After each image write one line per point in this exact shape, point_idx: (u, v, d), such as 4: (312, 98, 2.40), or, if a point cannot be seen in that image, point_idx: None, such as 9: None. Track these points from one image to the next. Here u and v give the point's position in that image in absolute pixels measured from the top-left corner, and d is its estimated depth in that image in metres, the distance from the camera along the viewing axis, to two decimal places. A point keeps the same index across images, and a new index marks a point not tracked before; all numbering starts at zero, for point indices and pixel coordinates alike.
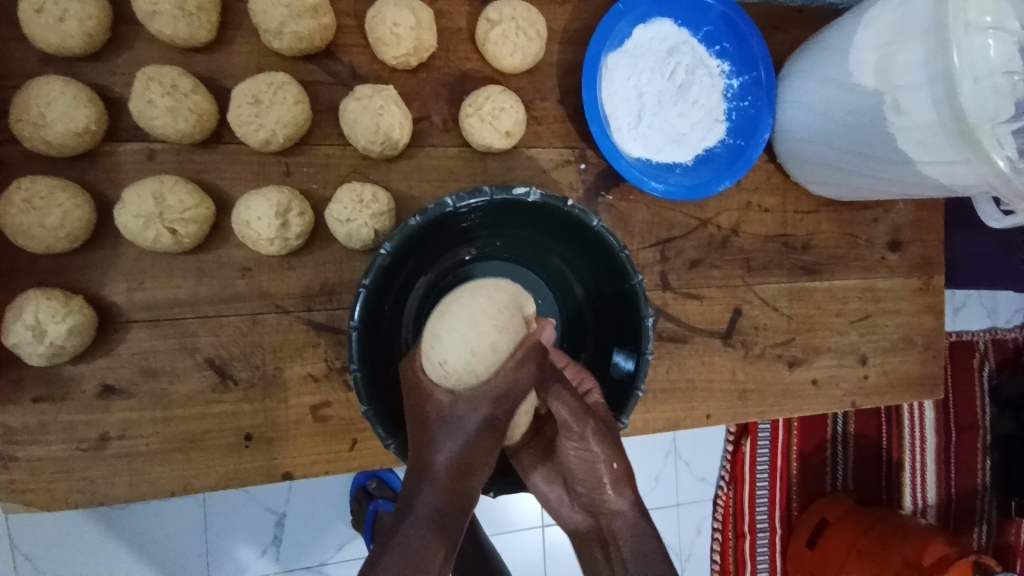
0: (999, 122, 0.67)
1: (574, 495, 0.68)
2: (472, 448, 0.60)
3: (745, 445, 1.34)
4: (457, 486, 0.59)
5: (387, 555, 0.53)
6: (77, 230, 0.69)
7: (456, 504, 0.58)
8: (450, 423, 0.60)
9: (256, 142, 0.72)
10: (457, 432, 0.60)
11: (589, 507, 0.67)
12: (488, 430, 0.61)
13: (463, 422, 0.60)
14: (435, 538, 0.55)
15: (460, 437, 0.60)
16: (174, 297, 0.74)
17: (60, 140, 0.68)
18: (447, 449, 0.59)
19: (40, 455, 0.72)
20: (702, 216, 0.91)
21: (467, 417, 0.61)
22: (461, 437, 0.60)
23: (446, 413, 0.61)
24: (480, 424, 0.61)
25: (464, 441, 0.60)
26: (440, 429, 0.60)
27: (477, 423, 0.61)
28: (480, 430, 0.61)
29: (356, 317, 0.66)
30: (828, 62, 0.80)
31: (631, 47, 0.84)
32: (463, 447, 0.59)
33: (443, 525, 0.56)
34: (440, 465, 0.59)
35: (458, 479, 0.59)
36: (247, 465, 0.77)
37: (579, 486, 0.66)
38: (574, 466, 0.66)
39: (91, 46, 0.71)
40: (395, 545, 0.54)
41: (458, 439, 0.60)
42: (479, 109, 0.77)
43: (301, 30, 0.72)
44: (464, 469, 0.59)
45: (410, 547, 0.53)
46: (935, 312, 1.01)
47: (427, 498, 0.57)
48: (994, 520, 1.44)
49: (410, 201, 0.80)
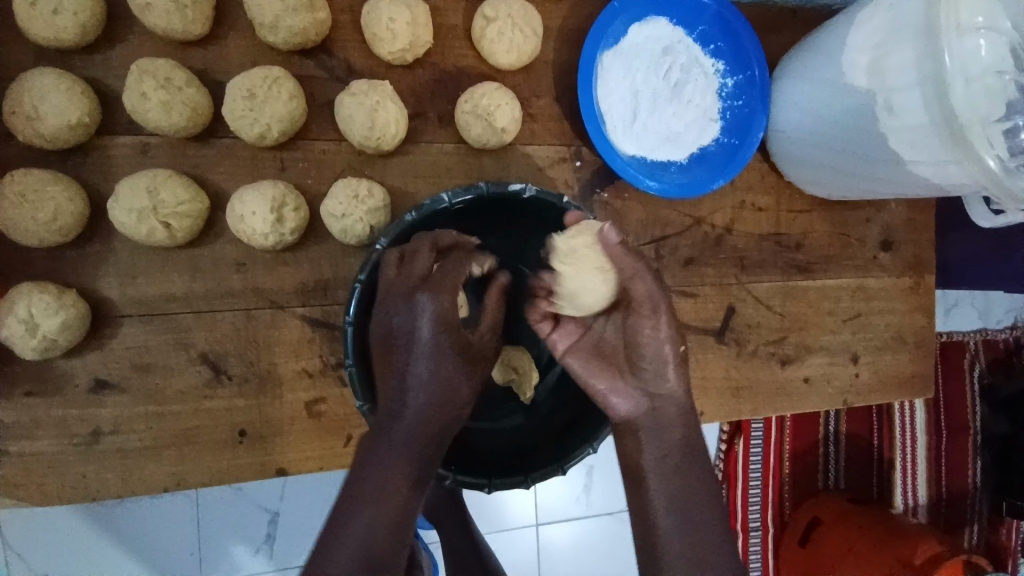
0: (991, 121, 0.67)
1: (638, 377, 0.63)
2: (437, 361, 0.58)
3: (738, 444, 1.33)
4: (435, 397, 0.58)
5: (354, 529, 0.55)
6: (71, 224, 0.69)
7: (426, 437, 0.58)
8: (426, 318, 0.58)
9: (251, 138, 0.72)
10: (421, 328, 0.58)
11: (650, 387, 0.63)
12: (447, 325, 0.59)
13: (424, 348, 0.58)
14: (398, 517, 0.57)
15: (423, 341, 0.58)
16: (168, 293, 0.74)
17: (53, 133, 0.68)
18: (429, 383, 0.58)
19: (32, 451, 0.72)
20: (697, 215, 0.91)
21: (438, 316, 0.58)
22: (443, 369, 0.58)
23: (402, 322, 0.59)
24: (450, 305, 0.59)
25: (424, 319, 0.58)
26: (407, 331, 0.59)
27: (449, 318, 0.59)
28: (439, 326, 0.58)
29: (351, 312, 0.66)
30: (822, 63, 0.80)
31: (625, 45, 0.85)
32: (443, 380, 0.59)
33: (417, 461, 0.58)
34: (407, 429, 0.58)
35: (433, 414, 0.59)
36: (240, 462, 0.77)
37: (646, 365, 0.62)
38: (646, 349, 0.61)
39: (86, 40, 0.70)
40: (368, 491, 0.56)
41: (433, 364, 0.58)
42: (474, 105, 0.77)
43: (296, 25, 0.72)
44: (440, 366, 0.58)
45: (380, 484, 0.57)
46: (925, 311, 1.02)
47: (396, 456, 0.57)
48: (985, 519, 1.45)
49: (406, 198, 0.80)
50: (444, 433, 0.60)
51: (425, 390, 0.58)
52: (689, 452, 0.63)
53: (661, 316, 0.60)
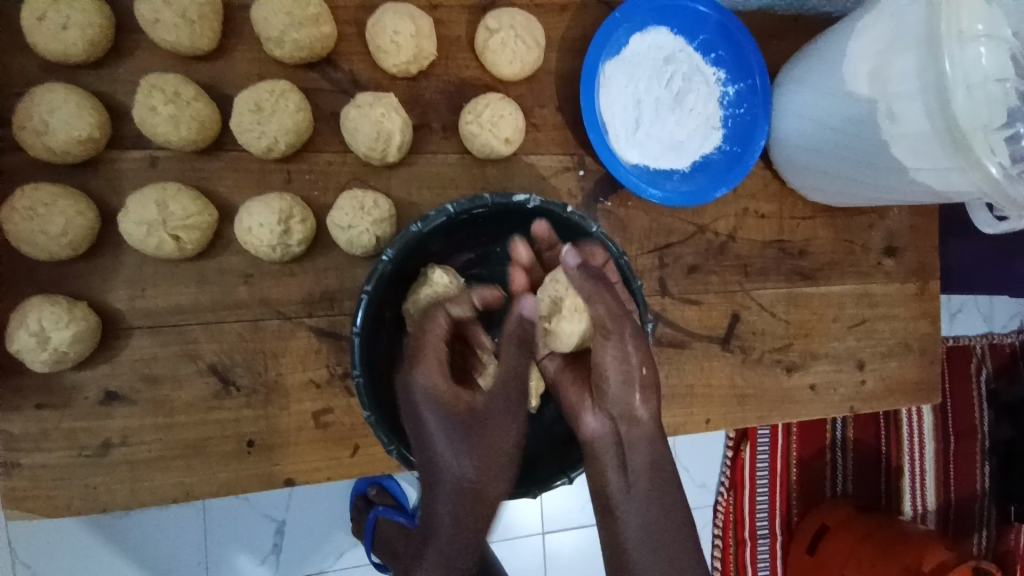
0: (992, 129, 0.68)
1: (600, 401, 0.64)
2: (456, 433, 0.62)
3: (744, 451, 1.34)
4: (463, 467, 0.62)
5: None
6: (80, 237, 0.70)
7: (468, 508, 0.64)
8: (428, 399, 0.62)
9: (258, 150, 0.73)
10: (428, 409, 0.62)
11: (614, 410, 0.63)
12: (450, 404, 0.63)
13: (431, 424, 0.62)
14: None
15: (433, 420, 0.62)
16: (176, 304, 0.75)
17: (64, 148, 0.69)
18: (450, 455, 0.62)
19: (41, 462, 0.72)
20: (700, 222, 0.92)
21: (432, 391, 0.62)
22: (454, 438, 0.62)
23: (411, 407, 0.63)
24: (441, 377, 0.63)
25: (426, 396, 0.62)
26: (418, 413, 0.63)
27: (443, 388, 0.63)
28: (444, 406, 0.62)
29: (358, 323, 0.68)
30: (824, 71, 0.81)
31: (628, 55, 0.85)
32: (464, 447, 0.62)
33: (465, 538, 0.64)
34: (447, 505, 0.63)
35: (469, 488, 0.63)
36: (247, 472, 0.77)
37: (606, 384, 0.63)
38: (611, 376, 0.63)
39: (95, 55, 0.71)
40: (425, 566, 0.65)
41: (446, 436, 0.62)
42: (478, 116, 0.78)
43: (302, 39, 0.72)
44: (460, 439, 0.62)
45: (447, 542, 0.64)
46: (930, 317, 1.02)
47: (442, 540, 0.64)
48: (993, 525, 1.44)
49: (411, 208, 0.81)
50: (488, 491, 0.64)
51: (449, 460, 0.62)
52: (659, 473, 0.62)
53: (619, 339, 0.62)
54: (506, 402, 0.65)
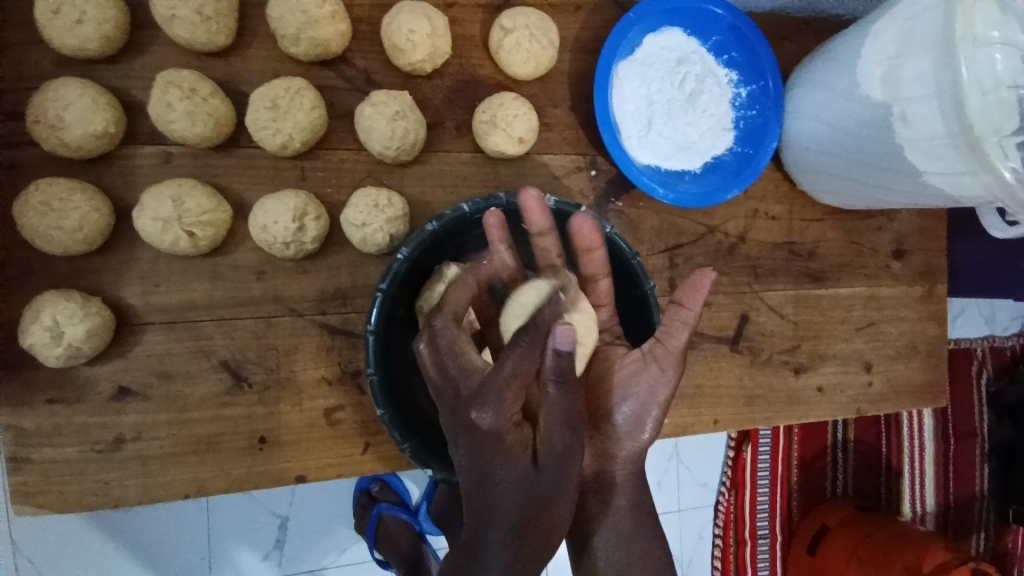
0: (1004, 134, 0.68)
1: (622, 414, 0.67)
2: (521, 472, 0.51)
3: (746, 451, 1.34)
4: (528, 508, 0.50)
5: None
6: (95, 232, 0.70)
7: (528, 556, 0.50)
8: (495, 431, 0.50)
9: (272, 147, 0.73)
10: (491, 439, 0.50)
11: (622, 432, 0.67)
12: (516, 442, 0.51)
13: (497, 471, 0.50)
14: None
15: (497, 453, 0.50)
16: (190, 300, 0.75)
17: (79, 143, 0.69)
18: (513, 503, 0.50)
19: (53, 457, 0.72)
20: (710, 223, 0.92)
21: (499, 429, 0.50)
22: (520, 491, 0.50)
23: (466, 429, 0.51)
24: (511, 412, 0.50)
25: (491, 421, 0.50)
26: (474, 439, 0.50)
27: (511, 426, 0.50)
28: (512, 441, 0.51)
29: (373, 321, 0.68)
30: (836, 73, 0.81)
31: (641, 55, 0.85)
32: (526, 508, 0.50)
33: None
34: (503, 550, 0.50)
35: (530, 533, 0.50)
36: (259, 468, 0.77)
37: (627, 402, 0.67)
38: (634, 394, 0.67)
39: (110, 50, 0.71)
40: None
41: (513, 494, 0.50)
42: (492, 116, 0.78)
43: (318, 36, 0.72)
44: (526, 480, 0.51)
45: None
46: (937, 320, 1.02)
47: None
48: (992, 526, 1.45)
49: (424, 207, 0.81)
50: (551, 536, 0.52)
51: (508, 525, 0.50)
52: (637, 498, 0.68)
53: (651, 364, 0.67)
54: (570, 457, 0.52)
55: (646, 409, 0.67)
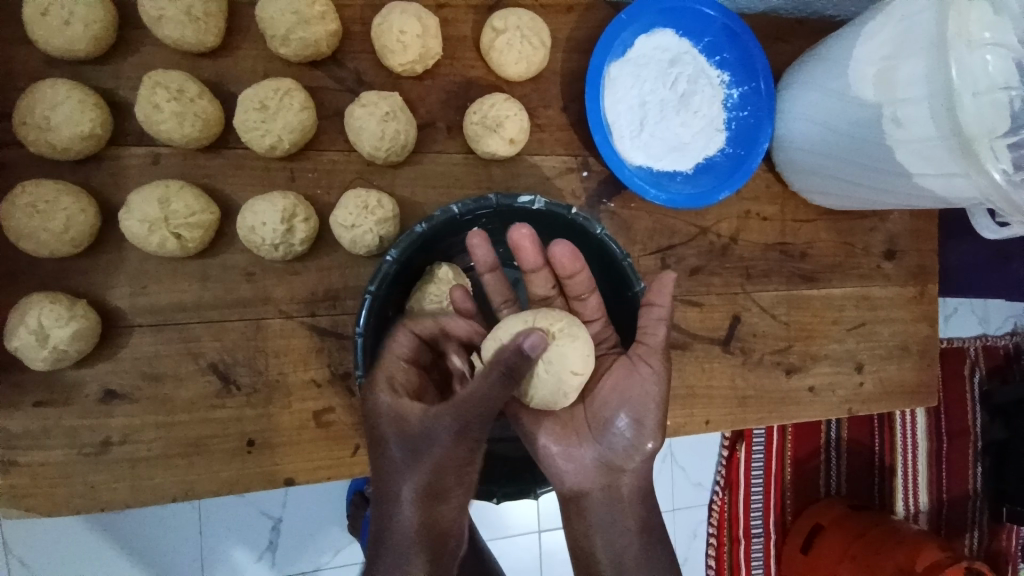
0: (996, 135, 0.68)
1: (618, 423, 0.66)
2: (405, 435, 0.58)
3: (740, 451, 1.34)
4: (421, 472, 0.56)
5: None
6: (82, 234, 0.69)
7: (425, 516, 0.56)
8: (384, 402, 0.60)
9: (262, 148, 0.72)
10: (381, 413, 0.60)
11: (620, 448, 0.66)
12: (403, 411, 0.59)
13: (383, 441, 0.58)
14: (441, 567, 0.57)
15: (383, 420, 0.59)
16: (178, 302, 0.74)
17: (66, 144, 0.68)
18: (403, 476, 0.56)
19: (40, 460, 0.72)
20: (703, 224, 0.92)
21: (391, 402, 0.60)
22: (404, 461, 0.57)
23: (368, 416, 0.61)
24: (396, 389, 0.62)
25: (384, 398, 0.60)
26: (370, 415, 0.61)
27: (402, 401, 0.60)
28: (395, 410, 0.60)
29: (362, 324, 0.68)
30: (829, 73, 0.81)
31: (632, 56, 0.85)
32: (421, 477, 0.56)
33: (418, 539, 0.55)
34: (403, 503, 0.56)
35: (424, 495, 0.56)
36: (248, 471, 0.77)
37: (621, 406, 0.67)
38: (631, 395, 0.67)
39: (97, 51, 0.70)
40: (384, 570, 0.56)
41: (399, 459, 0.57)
42: (483, 116, 0.77)
43: (308, 36, 0.72)
44: (409, 444, 0.57)
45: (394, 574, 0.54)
46: (929, 320, 1.02)
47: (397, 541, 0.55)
48: (985, 525, 1.46)
49: (415, 208, 0.81)
50: (443, 499, 0.57)
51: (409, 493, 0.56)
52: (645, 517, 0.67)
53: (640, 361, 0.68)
54: (467, 432, 0.56)
55: (642, 409, 0.66)
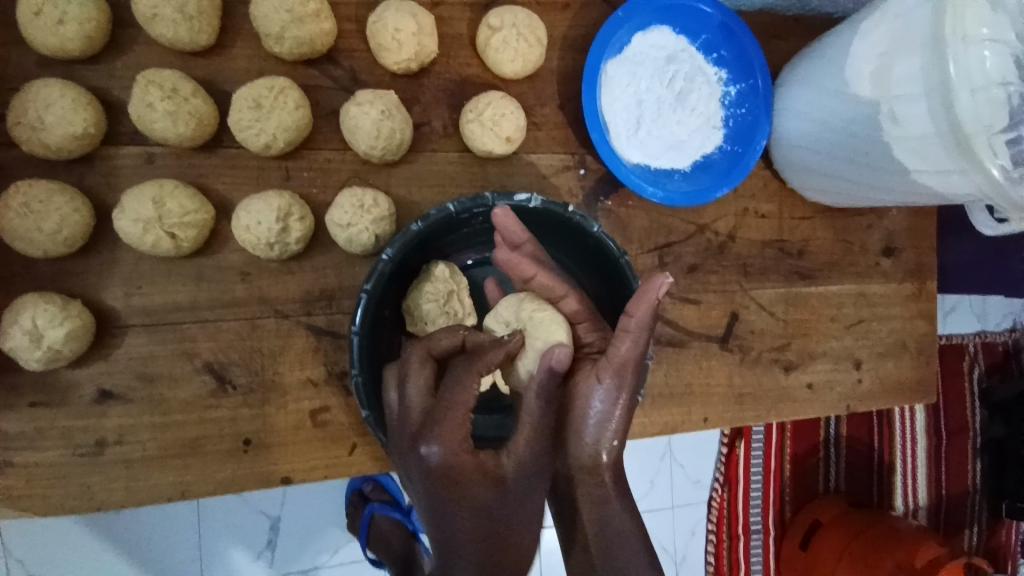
0: (995, 131, 0.67)
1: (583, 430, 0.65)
2: (466, 491, 0.53)
3: (739, 449, 1.34)
4: (493, 532, 0.53)
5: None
6: (76, 234, 0.69)
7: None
8: (445, 461, 0.53)
9: (256, 147, 0.72)
10: (441, 468, 0.53)
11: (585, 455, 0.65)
12: (462, 463, 0.53)
13: (448, 499, 0.53)
14: None
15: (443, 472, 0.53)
16: (173, 302, 0.74)
17: (59, 143, 0.68)
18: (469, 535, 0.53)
19: (36, 462, 0.72)
20: (700, 222, 0.92)
21: (450, 454, 0.53)
22: (474, 520, 0.53)
23: (418, 464, 0.55)
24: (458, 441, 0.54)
25: (442, 449, 0.53)
26: (426, 467, 0.53)
27: (464, 453, 0.54)
28: (454, 464, 0.53)
29: (357, 323, 0.68)
30: (826, 71, 0.81)
31: (629, 54, 0.85)
32: (489, 532, 0.53)
33: None
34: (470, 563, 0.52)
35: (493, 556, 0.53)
36: (245, 471, 0.76)
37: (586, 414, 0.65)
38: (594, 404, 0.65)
39: (91, 50, 0.70)
40: None
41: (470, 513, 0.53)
42: (479, 115, 0.77)
43: (302, 35, 0.72)
44: (474, 499, 0.53)
45: None
46: (927, 317, 1.02)
47: None
48: (984, 522, 1.46)
49: (410, 207, 0.80)
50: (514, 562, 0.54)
51: (473, 548, 0.52)
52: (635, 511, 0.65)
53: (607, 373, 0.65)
54: (536, 469, 0.57)
55: (607, 418, 0.64)
